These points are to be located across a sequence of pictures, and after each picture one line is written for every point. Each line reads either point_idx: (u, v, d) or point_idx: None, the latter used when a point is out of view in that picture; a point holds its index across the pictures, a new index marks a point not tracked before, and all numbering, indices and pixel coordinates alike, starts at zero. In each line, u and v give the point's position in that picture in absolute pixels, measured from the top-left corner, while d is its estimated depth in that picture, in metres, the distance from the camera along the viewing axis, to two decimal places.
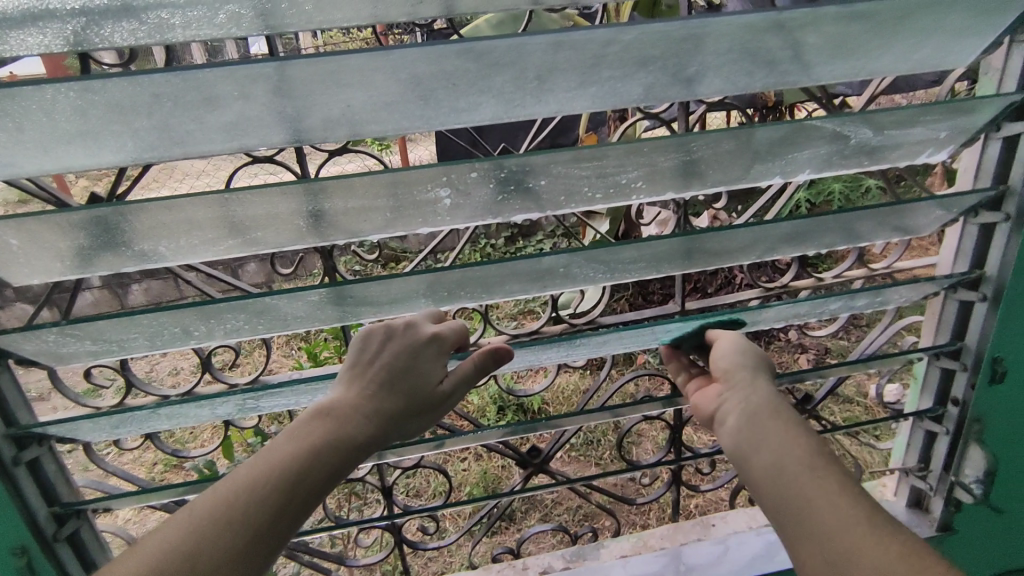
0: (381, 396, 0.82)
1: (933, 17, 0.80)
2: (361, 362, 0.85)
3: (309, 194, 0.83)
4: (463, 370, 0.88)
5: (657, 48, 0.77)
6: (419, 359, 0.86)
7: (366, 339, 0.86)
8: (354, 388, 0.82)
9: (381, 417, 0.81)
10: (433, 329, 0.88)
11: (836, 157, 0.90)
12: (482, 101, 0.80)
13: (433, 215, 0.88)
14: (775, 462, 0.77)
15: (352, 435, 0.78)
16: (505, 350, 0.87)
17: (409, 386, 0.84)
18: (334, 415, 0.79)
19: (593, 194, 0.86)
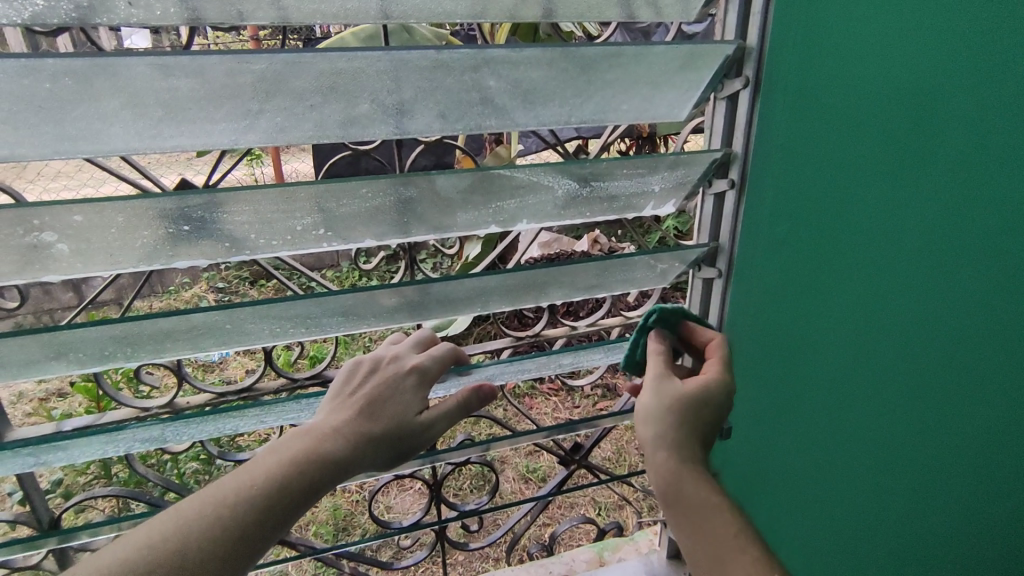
0: (360, 416, 0.77)
1: (618, 68, 0.78)
2: (347, 384, 0.82)
3: None
4: (445, 407, 0.83)
5: (311, 82, 0.68)
6: (399, 385, 0.82)
7: (357, 369, 0.84)
8: (353, 408, 0.79)
9: (354, 437, 0.75)
10: (419, 357, 0.86)
11: (549, 209, 0.85)
12: (100, 130, 0.65)
13: (58, 264, 0.71)
14: (696, 526, 0.71)
15: (326, 450, 0.73)
16: (489, 390, 0.85)
17: (391, 414, 0.79)
18: (313, 432, 0.75)
19: (268, 242, 0.75)
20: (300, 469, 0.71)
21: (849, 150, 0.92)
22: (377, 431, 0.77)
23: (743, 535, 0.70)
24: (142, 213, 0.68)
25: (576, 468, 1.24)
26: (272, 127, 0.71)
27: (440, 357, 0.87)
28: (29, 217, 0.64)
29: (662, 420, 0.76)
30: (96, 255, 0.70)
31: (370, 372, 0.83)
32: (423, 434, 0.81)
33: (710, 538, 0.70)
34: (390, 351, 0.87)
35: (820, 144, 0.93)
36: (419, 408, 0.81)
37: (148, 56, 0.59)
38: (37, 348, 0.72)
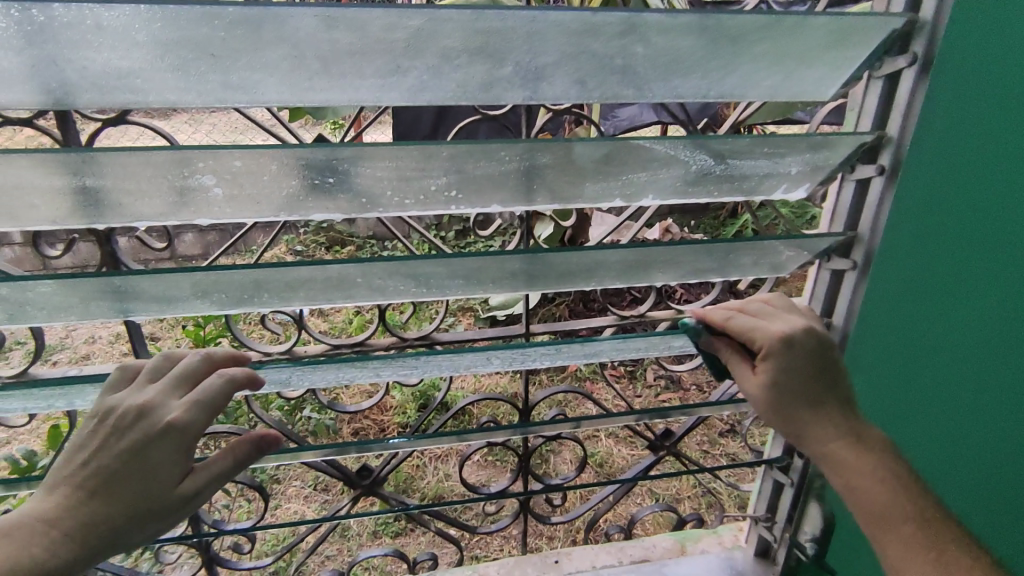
0: (102, 503, 0.67)
1: (772, 40, 0.73)
2: (100, 444, 0.70)
3: (58, 167, 0.68)
4: (219, 468, 0.75)
5: (460, 41, 0.67)
6: (145, 451, 0.70)
7: (97, 427, 0.71)
8: (61, 486, 0.67)
9: (85, 533, 0.66)
10: (177, 408, 0.73)
11: (679, 185, 0.83)
12: (258, 81, 0.67)
13: (209, 206, 0.74)
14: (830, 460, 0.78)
15: (38, 555, 0.63)
16: (271, 443, 0.78)
17: (125, 496, 0.68)
18: (20, 530, 0.63)
19: (401, 200, 0.77)
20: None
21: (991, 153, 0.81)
22: (103, 520, 0.67)
23: (872, 458, 0.78)
24: (291, 163, 0.70)
25: (664, 454, 1.22)
26: (415, 85, 0.72)
27: (212, 402, 0.74)
28: (193, 160, 0.67)
29: (783, 388, 0.80)
30: (244, 201, 0.74)
31: (117, 431, 0.71)
32: (184, 505, 0.73)
33: (839, 466, 0.78)
34: (141, 396, 0.74)
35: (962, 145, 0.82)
36: (178, 477, 0.72)
37: (314, 7, 0.60)
38: (187, 286, 0.76)
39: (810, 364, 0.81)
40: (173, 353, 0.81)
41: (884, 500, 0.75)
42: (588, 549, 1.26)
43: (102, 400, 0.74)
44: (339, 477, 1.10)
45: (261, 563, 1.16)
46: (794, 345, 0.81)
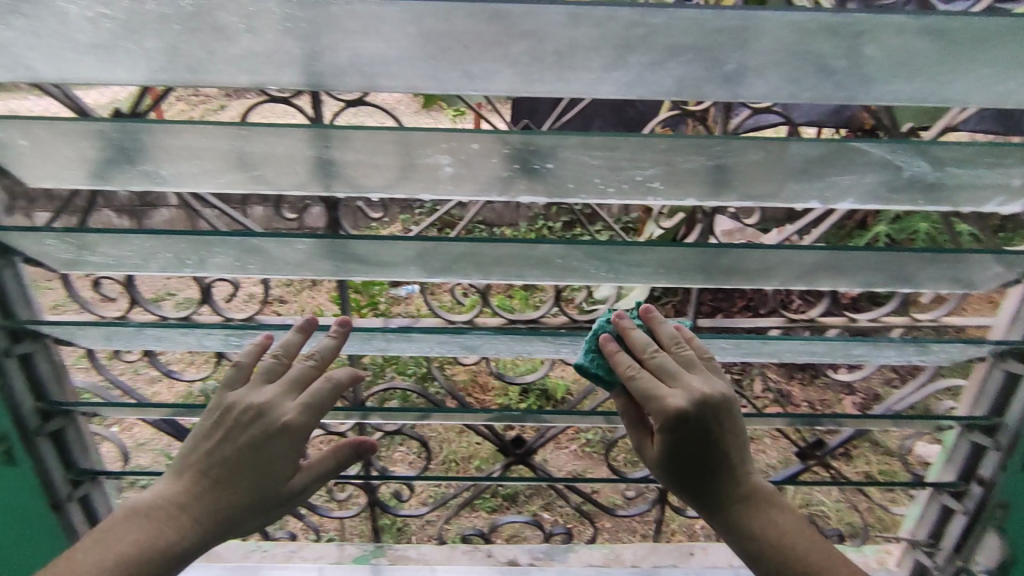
0: (220, 494, 0.77)
1: (1016, 43, 0.71)
2: (223, 435, 0.79)
3: (321, 138, 0.81)
4: (322, 468, 0.86)
5: (689, 38, 0.71)
6: (262, 450, 0.79)
7: (220, 420, 0.80)
8: (186, 478, 0.78)
9: (208, 519, 0.76)
10: (291, 410, 0.80)
11: (885, 191, 0.81)
12: (495, 71, 0.74)
13: (435, 182, 0.82)
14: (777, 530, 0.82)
15: (171, 536, 0.75)
16: (367, 445, 0.88)
17: (245, 485, 0.78)
18: (153, 511, 0.76)
19: (605, 187, 0.80)
20: (166, 554, 0.74)
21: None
22: (222, 509, 0.77)
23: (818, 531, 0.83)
24: (516, 149, 0.76)
25: (814, 463, 1.21)
26: (634, 78, 0.75)
27: (323, 404, 0.81)
28: (439, 141, 0.76)
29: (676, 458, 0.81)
30: (467, 180, 0.80)
31: (238, 426, 0.79)
32: (291, 497, 0.83)
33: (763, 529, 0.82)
34: (261, 393, 0.81)
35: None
36: (288, 474, 0.81)
37: (567, 5, 0.66)
38: (412, 251, 0.83)
39: (712, 427, 0.79)
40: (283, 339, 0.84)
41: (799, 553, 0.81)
42: (724, 547, 1.26)
43: (221, 395, 0.82)
44: (497, 443, 1.17)
45: (415, 512, 1.26)
46: (688, 417, 0.78)
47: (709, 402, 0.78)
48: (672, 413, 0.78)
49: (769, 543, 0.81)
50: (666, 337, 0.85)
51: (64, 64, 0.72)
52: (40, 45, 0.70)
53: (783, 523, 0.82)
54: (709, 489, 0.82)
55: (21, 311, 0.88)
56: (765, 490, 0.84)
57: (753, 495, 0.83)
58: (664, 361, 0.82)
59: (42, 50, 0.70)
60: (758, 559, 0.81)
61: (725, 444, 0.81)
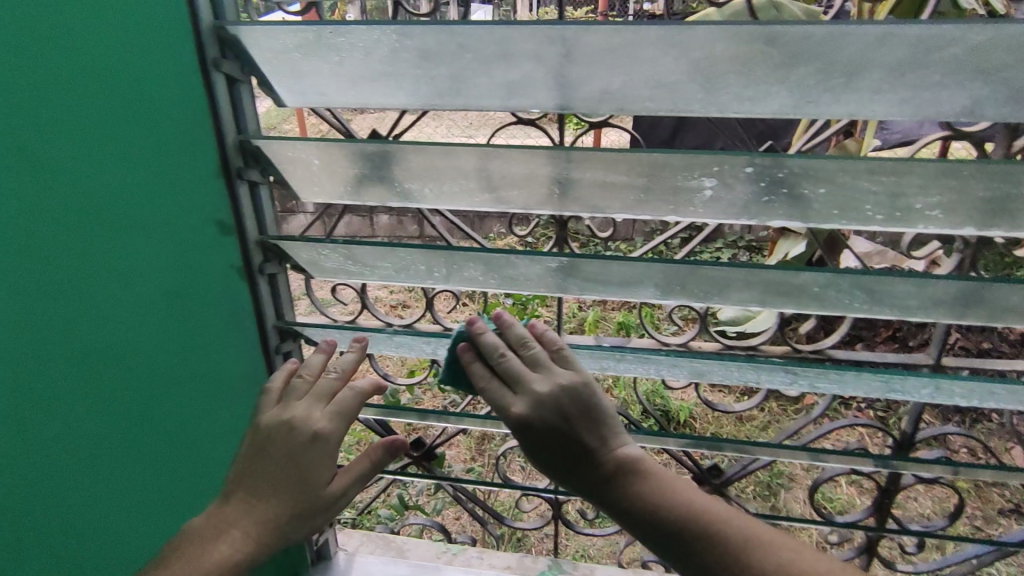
0: (264, 504, 0.76)
1: None
2: (257, 452, 0.79)
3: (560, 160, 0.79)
4: (361, 468, 0.84)
5: (1006, 57, 0.64)
6: (290, 451, 0.79)
7: (254, 440, 0.81)
8: (232, 497, 0.78)
9: (257, 532, 0.75)
10: (324, 418, 0.81)
11: None
12: (770, 94, 0.71)
13: (686, 206, 0.80)
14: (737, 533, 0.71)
15: (224, 552, 0.73)
16: (399, 442, 0.86)
17: (286, 493, 0.77)
18: (204, 533, 0.74)
19: (873, 214, 0.75)
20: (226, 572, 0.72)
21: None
22: (263, 519, 0.76)
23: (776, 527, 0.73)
24: (791, 172, 0.72)
25: None
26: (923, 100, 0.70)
27: (349, 411, 0.83)
28: (714, 163, 0.73)
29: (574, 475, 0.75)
30: (721, 204, 0.78)
31: (272, 440, 0.80)
32: (331, 506, 0.81)
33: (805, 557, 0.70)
34: (293, 408, 0.82)
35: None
36: (325, 479, 0.80)
37: (883, 25, 0.63)
38: (663, 276, 0.83)
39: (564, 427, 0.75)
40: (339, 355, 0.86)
41: None
42: None
43: (258, 416, 0.83)
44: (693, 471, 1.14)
45: (596, 532, 1.25)
46: (531, 422, 0.75)
47: (566, 390, 0.76)
48: (516, 422, 0.75)
49: (722, 545, 0.71)
50: (514, 339, 0.80)
51: (353, 89, 0.78)
52: (339, 75, 0.76)
53: (687, 502, 0.73)
54: (570, 468, 0.75)
55: (287, 313, 1.00)
56: (652, 462, 0.76)
57: (637, 466, 0.75)
58: (512, 365, 0.77)
59: (339, 79, 0.77)
60: (691, 558, 0.71)
61: (579, 437, 0.75)
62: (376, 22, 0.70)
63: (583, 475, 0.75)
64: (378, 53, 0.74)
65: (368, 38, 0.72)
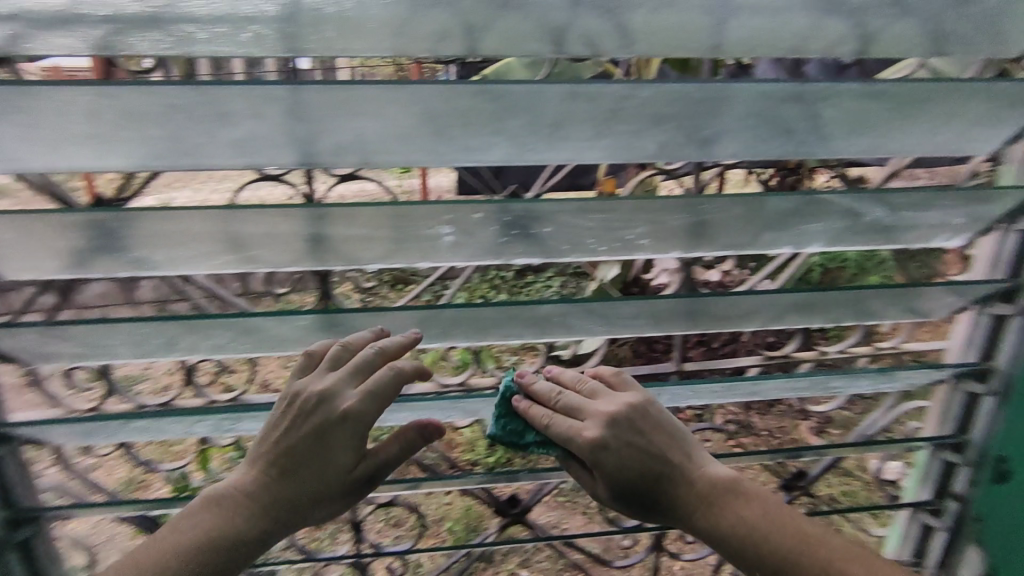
0: (282, 484, 0.78)
1: (949, 103, 0.80)
2: (295, 419, 0.80)
3: (312, 217, 0.79)
4: (388, 453, 0.83)
5: (672, 107, 0.76)
6: (327, 439, 0.79)
7: (288, 406, 0.80)
8: (258, 465, 0.80)
9: (262, 507, 0.78)
10: (353, 398, 0.79)
11: (849, 235, 0.89)
12: (491, 145, 0.78)
13: (433, 251, 0.83)
14: (763, 516, 0.81)
15: (240, 524, 0.77)
16: (433, 427, 0.84)
17: (309, 471, 0.79)
18: (222, 501, 0.78)
19: (597, 248, 0.84)
20: (238, 542, 0.76)
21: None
22: (274, 505, 0.78)
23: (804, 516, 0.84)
24: (515, 216, 0.80)
25: (798, 493, 1.25)
26: (622, 145, 0.81)
27: (383, 392, 0.79)
28: (443, 215, 0.78)
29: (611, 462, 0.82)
30: (465, 247, 0.82)
31: (302, 412, 0.80)
32: (363, 484, 0.83)
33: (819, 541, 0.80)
34: (321, 379, 0.80)
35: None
36: (348, 458, 0.81)
37: (566, 84, 0.71)
38: (416, 322, 0.87)
39: (638, 439, 0.83)
40: (353, 334, 0.85)
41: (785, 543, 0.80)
42: None
43: (290, 381, 0.82)
44: (491, 504, 1.16)
45: None
46: (607, 443, 0.82)
47: (633, 408, 0.84)
48: (591, 445, 0.81)
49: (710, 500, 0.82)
50: (384, 355, 0.80)
51: (53, 153, 0.71)
52: (32, 139, 0.70)
53: (741, 520, 0.81)
54: (683, 494, 0.83)
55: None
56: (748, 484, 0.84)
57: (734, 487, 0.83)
58: (568, 400, 0.86)
59: (32, 142, 0.70)
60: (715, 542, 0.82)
61: (658, 448, 0.83)
62: (68, 83, 0.65)
63: (671, 490, 0.83)
64: (77, 114, 0.68)
65: (61, 99, 0.67)
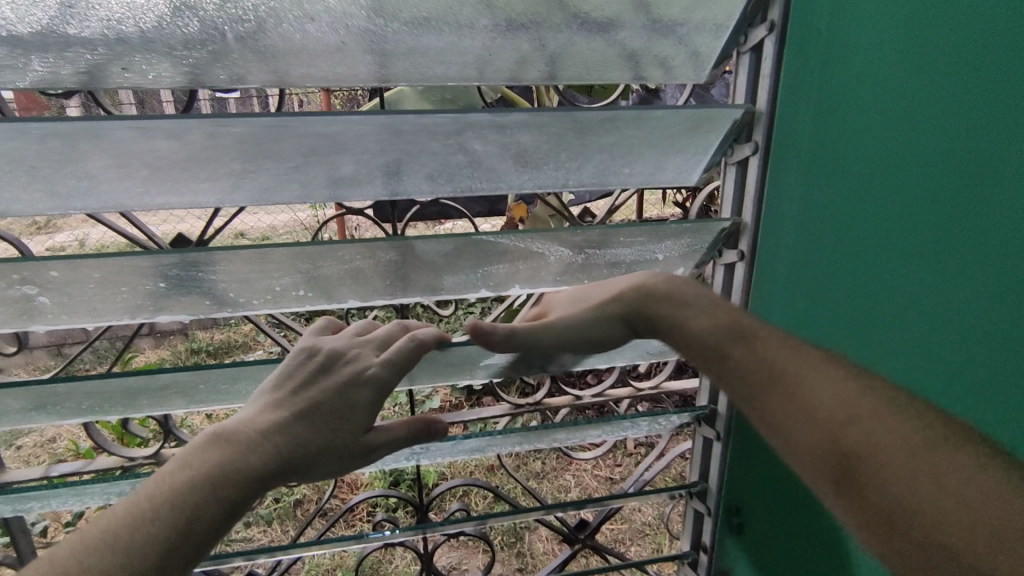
0: (294, 429, 0.64)
1: (615, 132, 0.74)
2: (311, 376, 0.69)
3: None
4: (396, 433, 0.71)
5: (290, 145, 0.67)
6: (352, 398, 0.68)
7: (310, 363, 0.70)
8: (275, 406, 0.66)
9: (279, 450, 0.63)
10: (375, 362, 0.70)
11: (544, 275, 0.82)
12: (87, 188, 0.67)
13: (40, 312, 0.71)
14: (845, 417, 0.61)
15: (254, 466, 0.61)
16: (440, 425, 0.73)
17: (330, 427, 0.67)
18: (237, 438, 0.62)
19: (249, 299, 0.76)
20: (245, 485, 0.60)
21: (978, 63, 0.64)
22: (313, 440, 0.65)
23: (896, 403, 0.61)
24: (113, 272, 0.67)
25: (581, 546, 1.15)
26: (257, 188, 0.71)
27: (407, 364, 0.70)
28: (8, 273, 0.64)
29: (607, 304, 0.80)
30: (78, 306, 0.71)
31: (325, 372, 0.70)
32: (365, 457, 0.70)
33: (862, 423, 0.60)
34: (348, 341, 0.73)
35: (841, 95, 0.74)
36: (364, 424, 0.69)
37: (124, 120, 0.60)
38: (24, 399, 0.74)
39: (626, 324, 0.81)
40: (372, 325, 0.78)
41: (880, 435, 0.58)
42: None
43: (311, 339, 0.74)
44: None
45: None
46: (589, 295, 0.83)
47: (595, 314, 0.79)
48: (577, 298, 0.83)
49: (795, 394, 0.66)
50: (357, 330, 0.77)
51: None
52: None
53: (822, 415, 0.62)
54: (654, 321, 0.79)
55: None
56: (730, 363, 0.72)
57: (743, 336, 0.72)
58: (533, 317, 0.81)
59: None
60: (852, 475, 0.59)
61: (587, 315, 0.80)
62: None
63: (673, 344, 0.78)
64: None
65: None
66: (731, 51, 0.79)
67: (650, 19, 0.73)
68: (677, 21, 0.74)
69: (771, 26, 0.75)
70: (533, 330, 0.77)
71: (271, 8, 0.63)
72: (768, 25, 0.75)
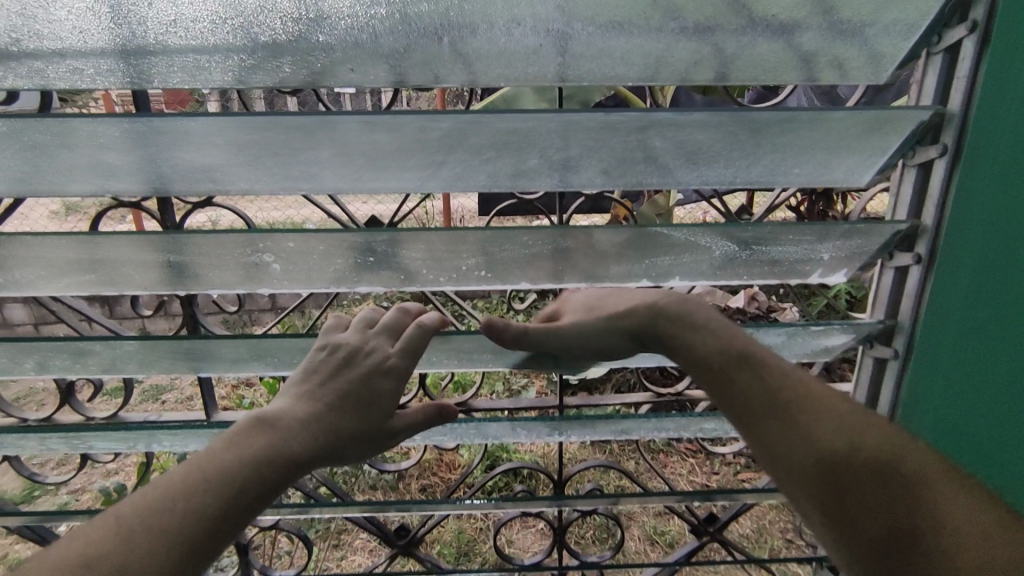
0: (335, 415, 0.73)
1: (793, 132, 0.75)
2: (339, 368, 0.76)
3: (174, 245, 0.78)
4: (413, 419, 0.81)
5: (487, 139, 0.75)
6: (377, 387, 0.76)
7: (350, 356, 0.78)
8: (308, 396, 0.73)
9: (324, 436, 0.71)
10: (393, 352, 0.79)
11: (708, 269, 0.85)
12: (314, 173, 0.79)
13: (269, 277, 0.84)
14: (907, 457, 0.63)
15: (296, 451, 0.68)
16: (452, 410, 0.84)
17: (368, 414, 0.75)
18: (275, 424, 0.69)
19: (437, 278, 0.84)
20: (284, 467, 0.66)
21: None
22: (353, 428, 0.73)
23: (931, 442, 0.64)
24: (333, 246, 0.78)
25: (708, 540, 1.17)
26: (451, 176, 0.79)
27: (416, 348, 0.80)
28: (257, 241, 0.77)
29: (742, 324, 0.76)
30: (300, 274, 0.83)
31: (350, 362, 0.77)
32: (387, 439, 0.79)
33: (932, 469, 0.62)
34: (364, 335, 0.81)
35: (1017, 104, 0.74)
36: (391, 411, 0.78)
37: (356, 115, 0.70)
38: (249, 349, 0.88)
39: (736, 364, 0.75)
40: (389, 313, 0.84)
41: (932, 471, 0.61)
42: None
43: (330, 335, 0.81)
44: (378, 533, 1.15)
45: None
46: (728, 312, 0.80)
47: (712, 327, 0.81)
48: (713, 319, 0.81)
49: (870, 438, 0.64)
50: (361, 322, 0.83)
51: None
52: None
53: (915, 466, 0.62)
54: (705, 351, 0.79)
55: None
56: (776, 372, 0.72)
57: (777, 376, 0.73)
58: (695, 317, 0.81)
59: None
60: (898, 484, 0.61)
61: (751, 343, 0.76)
62: None
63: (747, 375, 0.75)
64: None
65: None
66: (923, 51, 0.78)
67: (836, 20, 0.74)
68: (865, 22, 0.74)
69: (972, 26, 0.74)
70: (545, 329, 0.82)
71: (482, 15, 0.71)
72: (968, 25, 0.74)
